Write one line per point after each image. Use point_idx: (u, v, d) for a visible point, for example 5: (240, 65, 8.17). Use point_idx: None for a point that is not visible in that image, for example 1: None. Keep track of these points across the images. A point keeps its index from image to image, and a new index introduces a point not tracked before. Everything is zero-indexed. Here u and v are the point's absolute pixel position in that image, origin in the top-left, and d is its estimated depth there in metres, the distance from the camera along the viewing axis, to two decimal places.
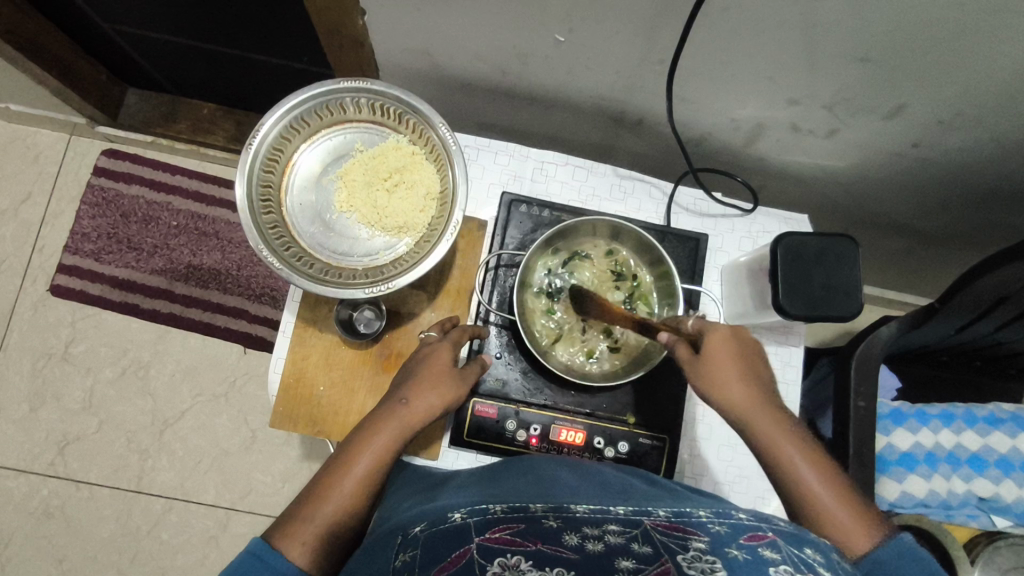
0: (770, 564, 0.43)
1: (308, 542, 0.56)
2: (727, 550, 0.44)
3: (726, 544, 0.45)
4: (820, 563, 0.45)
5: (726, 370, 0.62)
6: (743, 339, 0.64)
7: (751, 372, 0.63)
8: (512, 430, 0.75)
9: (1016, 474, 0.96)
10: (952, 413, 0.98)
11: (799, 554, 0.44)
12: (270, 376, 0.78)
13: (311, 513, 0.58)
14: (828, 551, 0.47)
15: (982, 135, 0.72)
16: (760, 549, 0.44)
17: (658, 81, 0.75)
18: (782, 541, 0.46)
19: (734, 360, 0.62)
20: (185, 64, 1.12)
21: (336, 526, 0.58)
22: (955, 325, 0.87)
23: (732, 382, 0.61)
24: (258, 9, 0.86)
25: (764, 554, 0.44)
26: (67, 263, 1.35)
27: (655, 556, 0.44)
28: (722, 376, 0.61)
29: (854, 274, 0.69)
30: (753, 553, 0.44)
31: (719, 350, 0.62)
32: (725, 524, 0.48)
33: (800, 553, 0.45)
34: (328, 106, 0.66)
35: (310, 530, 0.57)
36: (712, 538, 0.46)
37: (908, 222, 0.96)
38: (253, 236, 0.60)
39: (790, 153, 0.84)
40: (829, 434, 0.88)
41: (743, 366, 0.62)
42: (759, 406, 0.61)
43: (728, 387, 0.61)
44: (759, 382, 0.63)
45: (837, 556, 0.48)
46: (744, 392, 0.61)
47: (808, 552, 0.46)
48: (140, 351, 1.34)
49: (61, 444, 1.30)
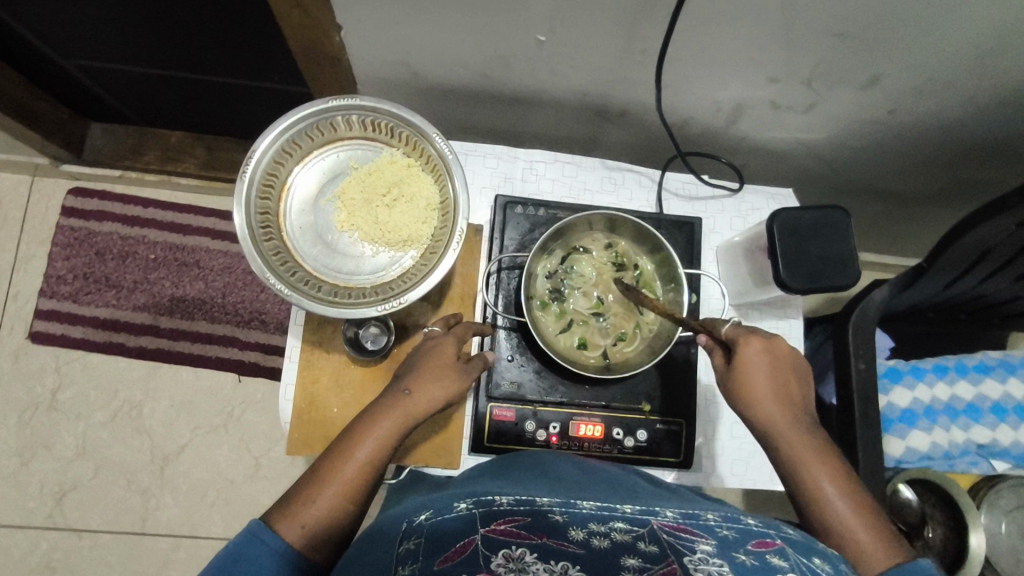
0: (778, 570, 0.45)
1: (307, 525, 0.58)
2: (735, 555, 0.46)
3: (735, 549, 0.47)
4: (827, 572, 0.47)
5: (760, 389, 0.66)
6: (776, 355, 0.68)
7: (782, 391, 0.67)
8: (532, 431, 0.76)
9: (1011, 418, 1.01)
10: (946, 365, 1.01)
11: (806, 562, 0.47)
12: (281, 404, 0.77)
13: (312, 496, 0.59)
14: (834, 561, 0.50)
15: (955, 98, 0.75)
16: (767, 555, 0.47)
17: (640, 72, 0.75)
18: (791, 549, 0.49)
19: (767, 377, 0.66)
20: (151, 93, 1.10)
21: (335, 512, 0.59)
22: (944, 282, 0.89)
23: (765, 399, 0.66)
24: (225, 33, 0.84)
25: (772, 560, 0.46)
26: (44, 307, 1.31)
27: (662, 555, 0.46)
28: (756, 390, 0.66)
29: (848, 243, 0.71)
30: (760, 559, 0.46)
31: (752, 366, 0.67)
32: (734, 529, 0.51)
33: (808, 561, 0.48)
34: (320, 125, 0.65)
35: (310, 514, 0.58)
36: (720, 542, 0.48)
37: (886, 186, 0.99)
38: (258, 264, 0.59)
39: (771, 130, 0.86)
40: (829, 400, 0.98)
41: (778, 382, 0.67)
42: (789, 419, 0.66)
43: (761, 402, 0.66)
44: (792, 400, 0.67)
45: (843, 566, 0.50)
46: (778, 407, 0.66)
47: (815, 561, 0.49)
48: (131, 391, 1.31)
49: (59, 495, 1.27)
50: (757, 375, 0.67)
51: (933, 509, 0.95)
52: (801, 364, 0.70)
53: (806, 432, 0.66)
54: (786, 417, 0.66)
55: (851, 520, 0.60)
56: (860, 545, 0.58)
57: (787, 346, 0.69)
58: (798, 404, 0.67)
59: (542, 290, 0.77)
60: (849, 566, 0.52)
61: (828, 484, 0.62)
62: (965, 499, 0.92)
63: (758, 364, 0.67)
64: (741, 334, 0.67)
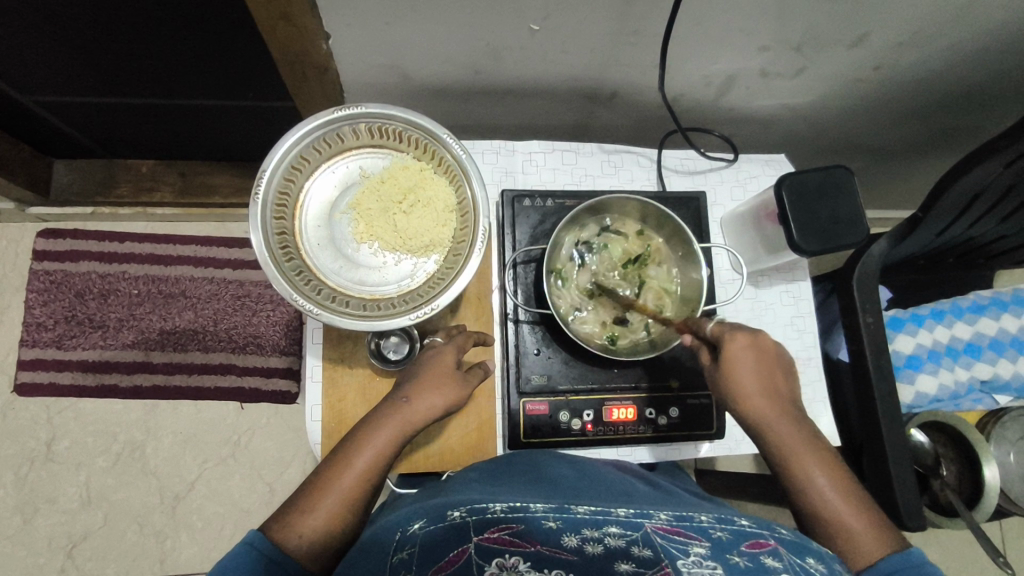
0: (772, 571, 0.46)
1: (306, 533, 0.56)
2: (729, 557, 0.47)
3: (728, 550, 0.48)
4: (820, 573, 0.47)
5: (746, 383, 0.65)
6: (762, 349, 0.67)
7: (769, 382, 0.66)
8: (567, 421, 0.76)
9: (1009, 352, 1.03)
10: (942, 310, 1.04)
11: (799, 562, 0.47)
12: (308, 425, 0.75)
13: (311, 505, 0.58)
14: (828, 560, 0.50)
15: (936, 49, 0.76)
16: (761, 556, 0.47)
17: (631, 52, 0.75)
18: (784, 549, 0.49)
19: (752, 371, 0.66)
20: (119, 123, 1.05)
21: (333, 523, 0.58)
22: (936, 229, 0.91)
23: (751, 393, 0.65)
24: (202, 54, 0.81)
25: (766, 562, 0.47)
26: (28, 357, 1.26)
27: (656, 560, 0.46)
28: (741, 386, 0.65)
29: (855, 202, 0.72)
30: (754, 560, 0.47)
31: (737, 359, 0.66)
32: (728, 530, 0.51)
33: (801, 561, 0.48)
34: (327, 138, 0.64)
35: (308, 523, 0.57)
36: (714, 543, 0.49)
37: (868, 140, 1.02)
38: (283, 284, 0.58)
39: (759, 99, 0.87)
40: (844, 356, 0.99)
41: (763, 377, 0.66)
42: (781, 416, 0.65)
43: (748, 398, 0.65)
44: (777, 392, 0.66)
45: (836, 566, 0.50)
46: (766, 401, 0.65)
47: (808, 561, 0.49)
48: (131, 432, 1.26)
49: (69, 548, 1.22)
50: (743, 371, 0.66)
51: (945, 448, 0.98)
52: (786, 360, 0.68)
53: (792, 420, 0.65)
54: (773, 411, 0.65)
55: (839, 507, 0.61)
56: (849, 526, 0.59)
57: (773, 341, 0.68)
58: (784, 396, 0.67)
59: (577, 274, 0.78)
60: (841, 565, 0.51)
61: (819, 477, 0.62)
62: (976, 434, 0.94)
63: (743, 360, 0.66)
64: (726, 330, 0.67)
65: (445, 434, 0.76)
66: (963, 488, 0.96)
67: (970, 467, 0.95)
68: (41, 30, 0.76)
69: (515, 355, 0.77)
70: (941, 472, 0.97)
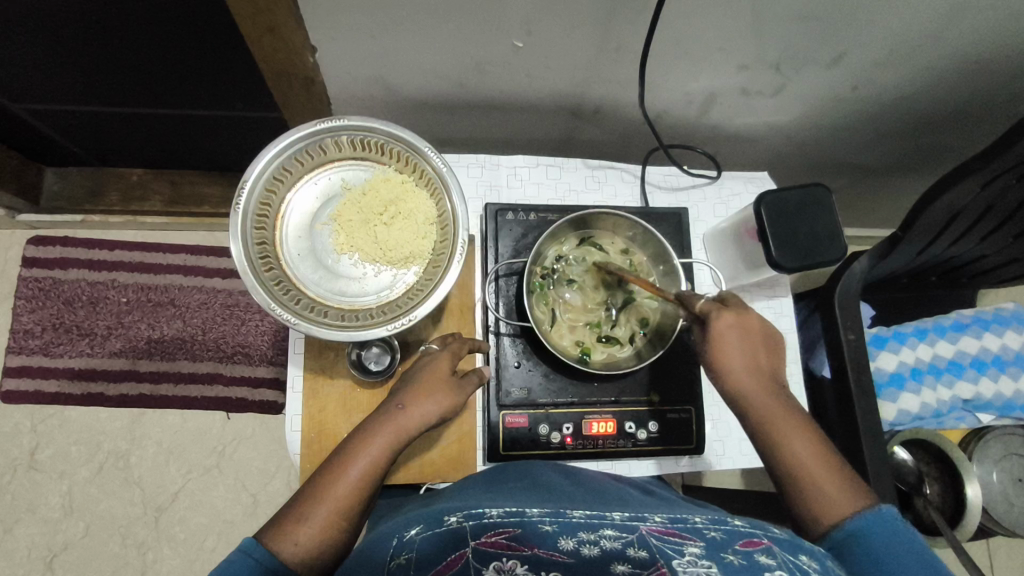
0: (766, 568, 0.45)
1: (301, 542, 0.55)
2: (723, 556, 0.46)
3: (723, 549, 0.47)
4: (815, 569, 0.47)
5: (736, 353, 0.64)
6: (748, 328, 0.65)
7: (755, 360, 0.65)
8: (546, 434, 0.76)
9: (990, 370, 1.04)
10: (924, 328, 1.05)
11: (793, 560, 0.47)
12: (288, 435, 0.75)
13: (305, 513, 0.57)
14: (821, 558, 0.50)
15: (913, 69, 0.78)
16: (755, 554, 0.47)
17: (615, 70, 0.77)
18: (778, 548, 0.49)
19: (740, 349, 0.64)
20: (108, 131, 1.05)
21: (328, 531, 0.57)
22: (917, 248, 0.92)
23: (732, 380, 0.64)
24: (189, 67, 0.82)
25: (761, 560, 0.46)
26: (13, 365, 1.25)
27: (652, 560, 0.46)
28: (730, 368, 0.64)
29: (833, 220, 0.73)
30: (748, 558, 0.46)
31: (727, 337, 0.64)
32: (722, 530, 0.51)
33: (796, 559, 0.48)
34: (309, 150, 0.65)
35: (303, 531, 0.56)
36: (709, 543, 0.48)
37: (849, 158, 1.03)
38: (262, 294, 0.58)
39: (741, 117, 0.89)
40: (826, 372, 0.99)
41: (750, 356, 0.64)
42: (772, 409, 0.63)
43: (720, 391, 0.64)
44: (761, 373, 0.65)
45: (830, 563, 0.50)
46: (751, 385, 0.64)
47: (804, 559, 0.48)
48: (115, 441, 1.26)
49: (49, 559, 1.21)
50: (731, 350, 0.64)
51: (928, 466, 0.98)
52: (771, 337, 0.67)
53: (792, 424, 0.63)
54: (764, 398, 0.64)
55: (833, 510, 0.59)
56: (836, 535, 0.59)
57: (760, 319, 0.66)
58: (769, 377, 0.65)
59: (555, 283, 0.79)
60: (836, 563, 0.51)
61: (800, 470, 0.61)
62: (958, 453, 0.95)
63: (731, 338, 0.64)
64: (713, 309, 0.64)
65: (428, 443, 0.77)
66: (945, 506, 0.96)
67: (953, 488, 0.95)
68: (30, 38, 0.76)
69: (496, 368, 0.77)
70: (924, 491, 0.96)
